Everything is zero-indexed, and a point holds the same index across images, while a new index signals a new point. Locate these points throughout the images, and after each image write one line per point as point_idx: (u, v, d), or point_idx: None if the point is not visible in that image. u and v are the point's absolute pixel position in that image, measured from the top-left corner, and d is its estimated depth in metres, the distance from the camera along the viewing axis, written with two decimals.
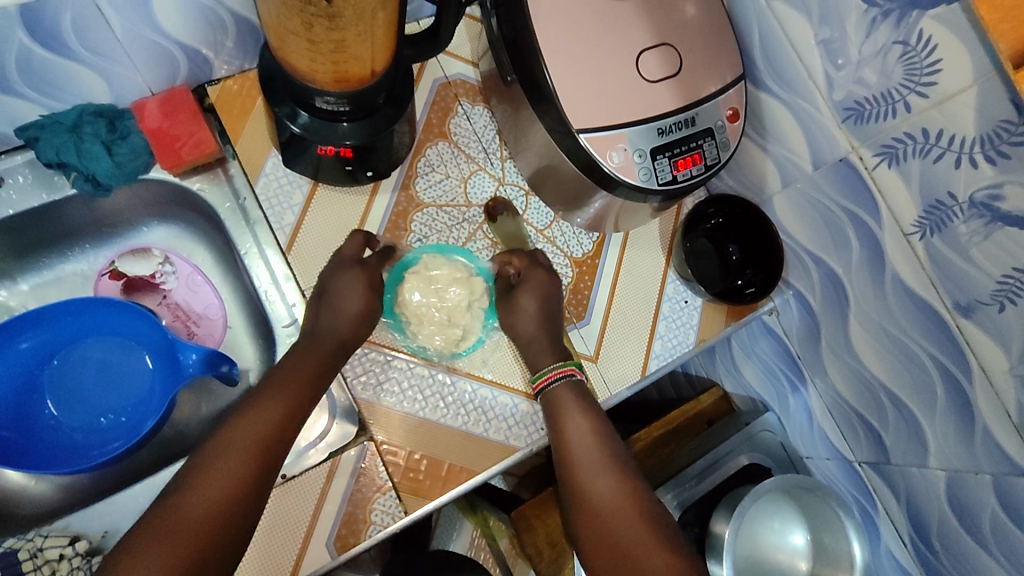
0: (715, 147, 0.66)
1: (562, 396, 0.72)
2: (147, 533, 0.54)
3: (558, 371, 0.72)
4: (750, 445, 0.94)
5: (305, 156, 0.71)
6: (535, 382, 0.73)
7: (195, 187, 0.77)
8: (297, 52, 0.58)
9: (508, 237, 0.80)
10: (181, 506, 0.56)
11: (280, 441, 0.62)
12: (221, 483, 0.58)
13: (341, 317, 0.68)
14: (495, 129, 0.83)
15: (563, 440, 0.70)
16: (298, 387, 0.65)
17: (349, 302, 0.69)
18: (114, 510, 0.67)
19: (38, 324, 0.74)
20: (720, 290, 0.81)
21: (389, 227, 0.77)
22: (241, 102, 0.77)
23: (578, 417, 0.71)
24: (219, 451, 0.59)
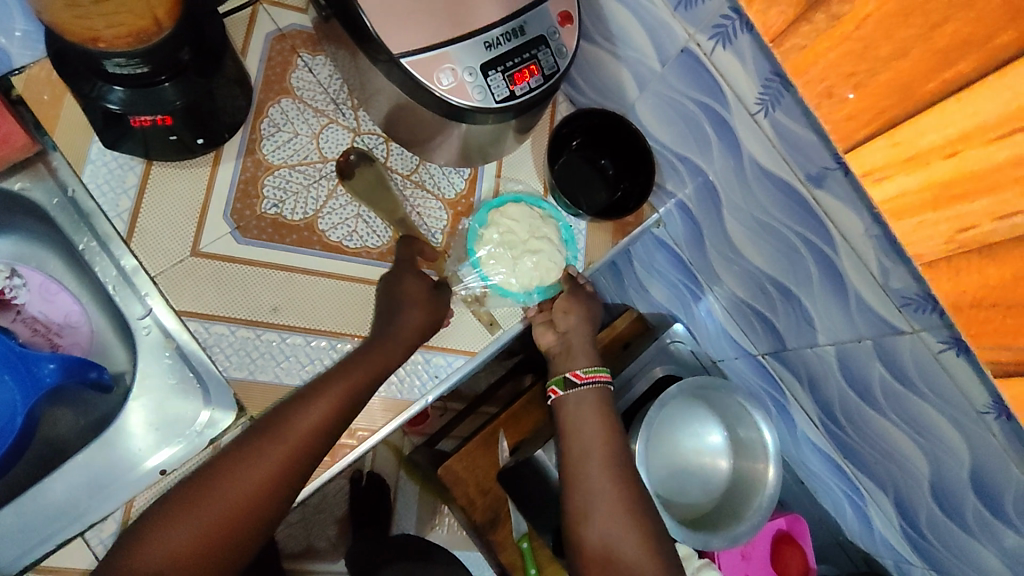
0: (551, 55, 0.64)
1: (589, 398, 0.77)
2: (197, 490, 0.62)
3: (594, 374, 0.78)
4: (659, 362, 0.93)
5: (129, 135, 0.65)
6: (585, 372, 0.78)
7: (17, 187, 0.70)
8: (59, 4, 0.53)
9: (370, 187, 0.76)
10: (204, 499, 0.61)
11: (315, 450, 0.64)
12: (249, 481, 0.62)
13: (399, 316, 0.70)
14: (341, 78, 0.79)
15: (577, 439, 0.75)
16: (355, 384, 0.66)
17: (411, 301, 0.71)
18: None
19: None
20: (603, 206, 0.81)
21: (239, 196, 0.72)
22: (52, 88, 0.70)
23: (595, 420, 0.76)
24: (246, 448, 0.63)
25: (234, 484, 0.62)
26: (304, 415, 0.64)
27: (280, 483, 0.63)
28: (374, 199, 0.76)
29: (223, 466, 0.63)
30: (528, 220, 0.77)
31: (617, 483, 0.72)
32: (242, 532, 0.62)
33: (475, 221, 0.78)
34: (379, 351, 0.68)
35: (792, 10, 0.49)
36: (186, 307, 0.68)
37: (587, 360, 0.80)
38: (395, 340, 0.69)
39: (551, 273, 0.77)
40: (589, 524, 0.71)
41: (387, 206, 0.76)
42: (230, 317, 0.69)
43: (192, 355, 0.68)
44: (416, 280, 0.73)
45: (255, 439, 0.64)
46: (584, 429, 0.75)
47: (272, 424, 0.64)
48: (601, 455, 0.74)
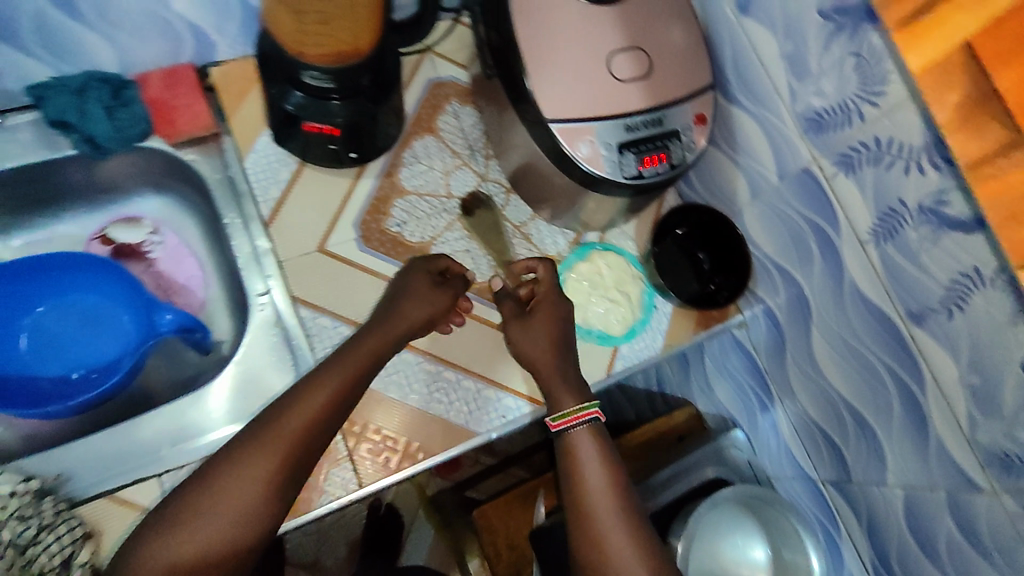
0: (681, 148, 0.69)
1: (578, 440, 0.67)
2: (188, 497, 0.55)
3: (583, 413, 0.67)
4: (710, 464, 0.93)
5: (296, 136, 0.74)
6: (559, 419, 0.67)
7: (188, 159, 0.79)
8: (286, 20, 0.62)
9: (486, 228, 0.82)
10: (198, 504, 0.54)
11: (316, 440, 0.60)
12: (234, 497, 0.55)
13: (401, 306, 0.69)
14: (481, 129, 0.87)
15: (577, 491, 0.64)
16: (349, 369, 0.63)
17: (415, 303, 0.69)
18: (76, 455, 0.68)
19: (25, 280, 0.77)
20: (691, 296, 0.83)
21: (370, 210, 0.80)
22: (241, 83, 0.80)
23: (594, 462, 0.65)
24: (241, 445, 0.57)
25: (221, 501, 0.55)
26: (294, 416, 0.59)
27: (294, 468, 0.58)
28: (487, 239, 0.82)
29: (201, 489, 0.55)
30: (617, 274, 0.84)
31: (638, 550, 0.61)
32: (252, 531, 0.56)
33: (575, 253, 0.84)
34: (364, 347, 0.65)
35: (994, 143, 0.43)
36: (300, 295, 0.75)
37: (571, 399, 0.69)
38: (382, 328, 0.67)
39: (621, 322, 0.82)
40: None
41: (494, 247, 0.82)
42: (336, 314, 0.75)
43: (294, 338, 0.74)
44: (425, 279, 0.72)
45: (236, 449, 0.57)
46: (584, 485, 0.64)
47: (258, 430, 0.58)
48: (605, 509, 0.63)
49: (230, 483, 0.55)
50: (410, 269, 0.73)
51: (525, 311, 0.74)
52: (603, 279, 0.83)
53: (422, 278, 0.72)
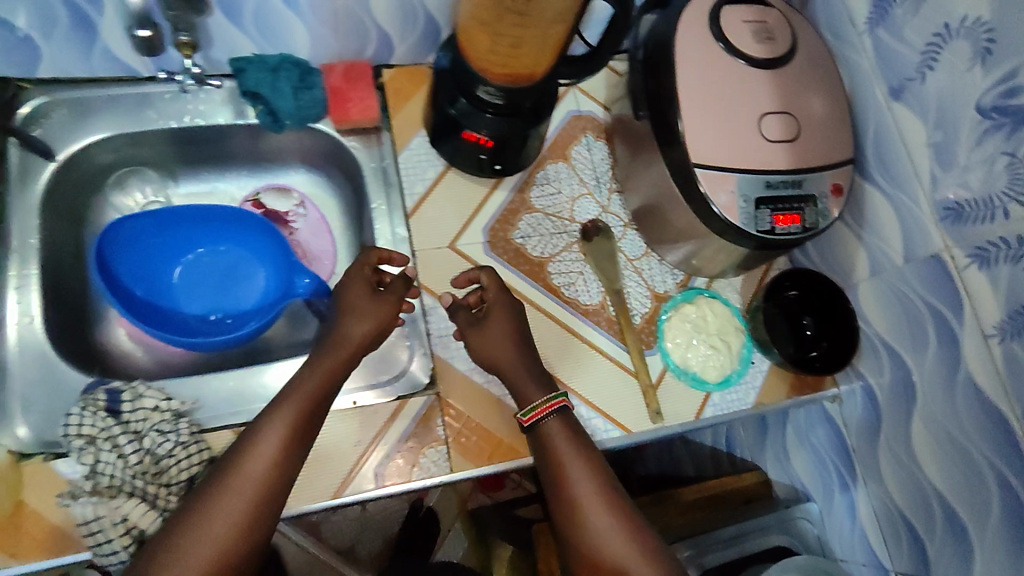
0: (814, 213, 0.72)
1: (551, 429, 0.69)
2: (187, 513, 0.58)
3: (550, 404, 0.70)
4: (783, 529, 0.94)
5: (450, 141, 0.82)
6: (529, 415, 0.70)
7: (350, 145, 0.87)
8: (479, 41, 0.68)
9: (602, 256, 0.86)
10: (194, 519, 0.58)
11: (297, 453, 0.63)
12: (214, 533, 0.57)
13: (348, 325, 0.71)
14: (609, 163, 0.93)
15: (556, 478, 0.67)
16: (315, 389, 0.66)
17: (363, 318, 0.72)
18: (212, 387, 0.74)
19: (188, 226, 0.85)
20: (793, 357, 0.85)
21: (499, 219, 0.86)
22: (407, 87, 0.88)
23: (570, 448, 0.68)
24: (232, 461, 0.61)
25: (201, 536, 0.57)
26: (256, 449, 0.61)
27: (276, 477, 0.61)
28: (602, 266, 0.86)
29: (179, 530, 0.58)
30: (721, 321, 0.86)
31: (617, 526, 0.65)
32: (251, 535, 0.59)
33: (681, 295, 0.87)
34: (315, 377, 0.67)
35: None
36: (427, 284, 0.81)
37: (540, 391, 0.72)
38: (336, 354, 0.69)
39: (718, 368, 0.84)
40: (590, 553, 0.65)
41: (607, 275, 0.85)
42: None
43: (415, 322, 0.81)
44: (364, 292, 0.74)
45: (224, 466, 0.61)
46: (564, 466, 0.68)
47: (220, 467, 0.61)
48: (587, 497, 0.66)
49: (206, 517, 0.58)
50: (351, 278, 0.75)
51: (479, 317, 0.77)
52: (707, 323, 0.86)
53: (370, 292, 0.74)
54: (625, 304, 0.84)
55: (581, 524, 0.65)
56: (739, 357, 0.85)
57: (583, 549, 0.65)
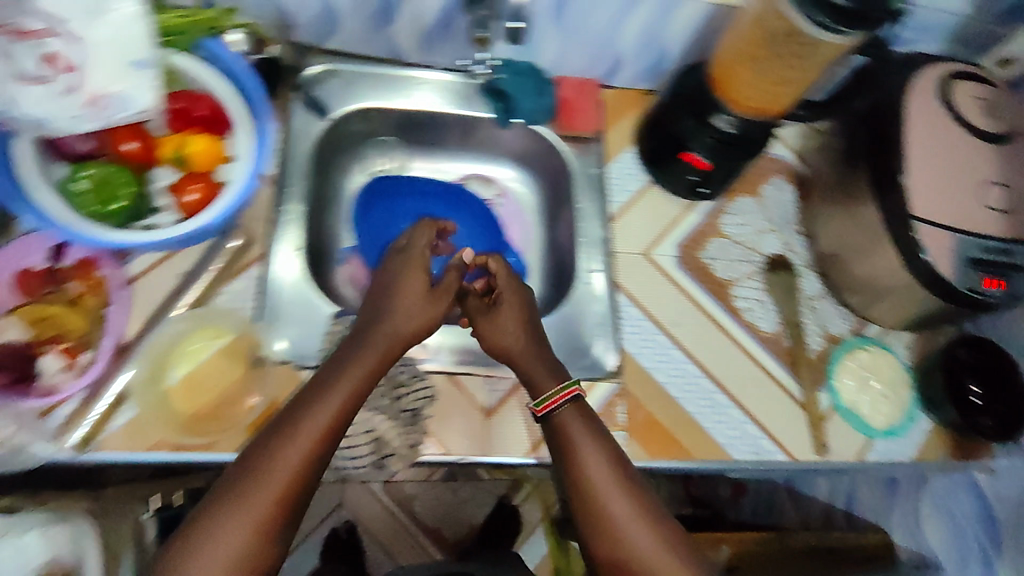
0: (1019, 282, 0.76)
1: (567, 417, 0.71)
2: (215, 500, 0.58)
3: (563, 394, 0.72)
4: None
5: (664, 158, 0.90)
6: (541, 406, 0.72)
7: (563, 150, 0.95)
8: (742, 77, 0.76)
9: (785, 289, 0.92)
10: (224, 506, 0.57)
11: (330, 445, 0.62)
12: (240, 527, 0.56)
13: (394, 304, 0.73)
14: (795, 207, 0.99)
15: (568, 464, 0.69)
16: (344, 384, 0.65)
17: (408, 294, 0.73)
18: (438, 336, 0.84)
19: (427, 197, 0.93)
20: (965, 418, 0.86)
21: (693, 238, 0.93)
22: (622, 106, 0.97)
23: (589, 442, 0.69)
24: (262, 451, 0.60)
25: (227, 528, 0.56)
26: (291, 443, 0.60)
27: (307, 469, 0.60)
28: (783, 298, 0.92)
29: (206, 519, 0.57)
30: (888, 369, 0.90)
31: (637, 514, 0.66)
32: (283, 527, 0.59)
33: (854, 339, 0.91)
34: (356, 372, 0.66)
35: None
36: (623, 284, 0.89)
37: (553, 382, 0.74)
38: (379, 349, 0.69)
39: (886, 415, 0.88)
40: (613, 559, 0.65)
41: (786, 306, 0.91)
42: (647, 311, 0.88)
43: (604, 315, 0.87)
44: (416, 280, 0.75)
45: (251, 458, 0.60)
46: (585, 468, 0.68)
47: (249, 456, 0.60)
48: (609, 495, 0.66)
49: (234, 512, 0.57)
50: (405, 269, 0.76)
51: (491, 305, 0.81)
52: (879, 370, 0.90)
53: (414, 276, 0.75)
54: (803, 335, 0.90)
55: (602, 513, 0.66)
56: (904, 407, 0.89)
57: (615, 553, 0.65)
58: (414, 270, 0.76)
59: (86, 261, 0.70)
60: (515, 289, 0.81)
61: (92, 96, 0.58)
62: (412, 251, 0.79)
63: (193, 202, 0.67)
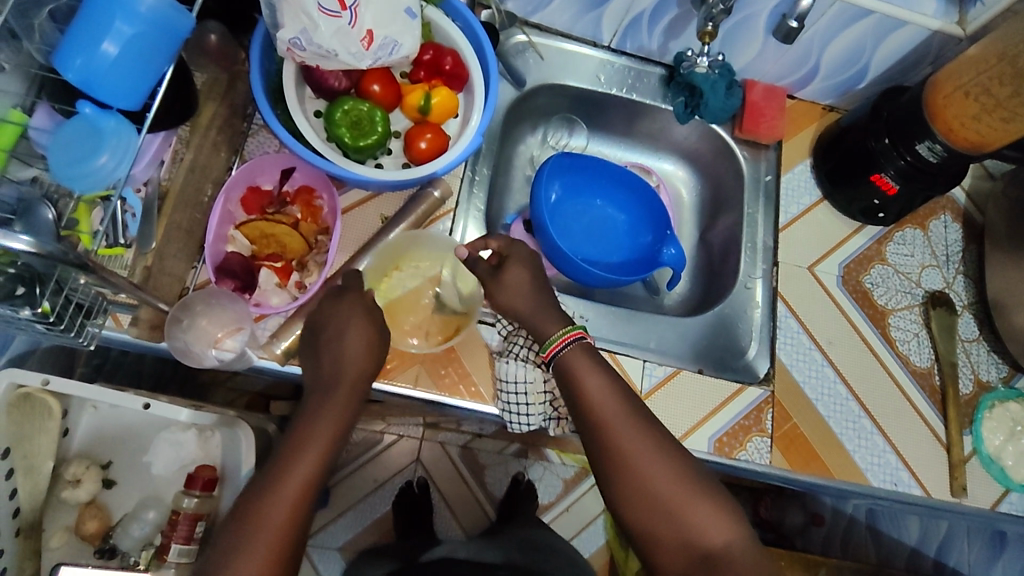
0: None
1: (575, 357, 0.69)
2: (237, 522, 0.58)
3: (568, 335, 0.70)
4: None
5: (848, 178, 0.90)
6: (547, 350, 0.70)
7: (740, 154, 0.97)
8: (963, 109, 0.76)
9: (945, 327, 0.90)
10: (243, 528, 0.58)
11: (332, 455, 0.63)
12: (252, 555, 0.57)
13: (345, 340, 0.65)
14: (961, 246, 0.97)
15: (582, 404, 0.67)
16: (334, 402, 0.64)
17: (352, 342, 0.65)
18: (602, 314, 0.88)
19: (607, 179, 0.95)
20: None
21: (857, 260, 0.93)
22: (802, 119, 0.98)
23: (592, 377, 0.68)
24: (275, 471, 0.60)
25: (277, 488, 0.59)
26: (324, 413, 0.63)
27: (310, 485, 0.60)
28: (942, 334, 0.90)
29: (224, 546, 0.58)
30: None
31: (654, 452, 0.64)
32: (293, 549, 0.59)
33: (1005, 389, 0.90)
34: (336, 406, 0.63)
35: None
36: (784, 293, 0.89)
37: (558, 325, 0.71)
38: (348, 396, 0.64)
39: None
40: (637, 504, 0.63)
41: (945, 344, 0.89)
42: (803, 324, 0.88)
43: (764, 321, 0.89)
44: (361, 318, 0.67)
45: (261, 481, 0.60)
46: (591, 402, 0.67)
47: (297, 426, 0.63)
48: (625, 440, 0.65)
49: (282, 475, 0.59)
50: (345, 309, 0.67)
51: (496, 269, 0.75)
52: None
53: (359, 311, 0.67)
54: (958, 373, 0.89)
55: (618, 450, 0.65)
56: None
57: (637, 497, 0.63)
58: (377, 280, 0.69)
59: (307, 188, 0.77)
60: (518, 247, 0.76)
61: (368, 34, 0.63)
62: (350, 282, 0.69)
63: (423, 149, 0.72)
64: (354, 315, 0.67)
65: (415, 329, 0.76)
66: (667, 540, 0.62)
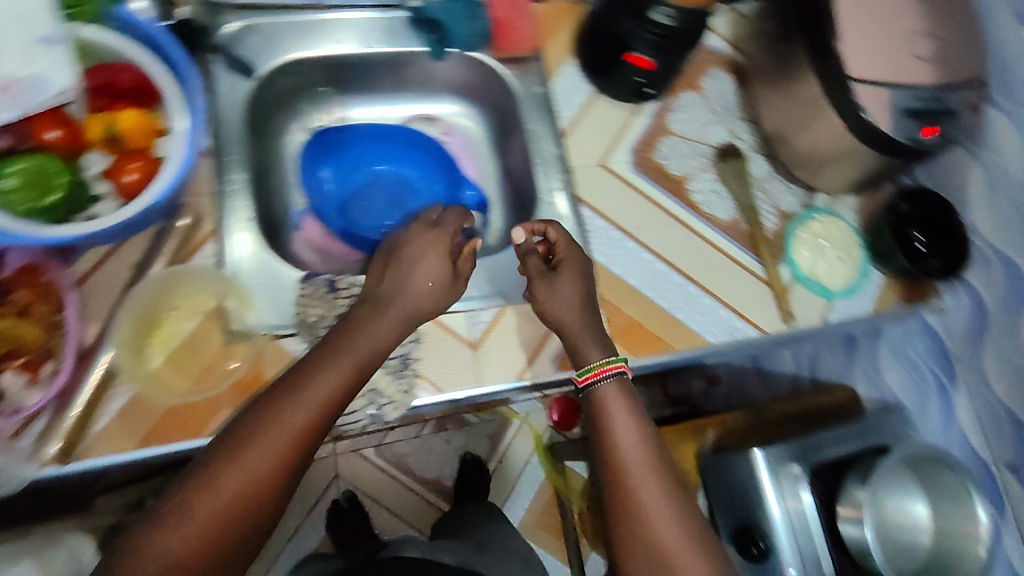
0: (951, 125, 0.80)
1: (609, 391, 0.73)
2: (205, 474, 0.58)
3: (611, 367, 0.73)
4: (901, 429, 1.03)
5: (608, 65, 0.89)
6: (584, 376, 0.74)
7: (505, 75, 0.93)
8: None
9: (735, 175, 0.94)
10: (214, 476, 0.57)
11: (330, 416, 0.62)
12: (220, 499, 0.56)
13: (406, 277, 0.71)
14: (736, 95, 1.00)
15: (604, 433, 0.72)
16: (350, 358, 0.64)
17: (423, 271, 0.72)
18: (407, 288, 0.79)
19: (337, 143, 0.89)
20: (909, 264, 0.92)
21: (643, 140, 0.94)
22: (556, 19, 0.94)
23: (620, 415, 0.72)
24: (267, 420, 0.60)
25: (272, 436, 0.59)
26: (336, 362, 0.63)
27: (303, 442, 0.60)
28: (736, 183, 0.94)
29: (195, 488, 0.57)
30: (833, 231, 0.94)
31: (658, 498, 0.69)
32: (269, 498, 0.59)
33: (805, 212, 0.95)
34: (358, 352, 0.65)
35: None
36: (585, 196, 0.89)
37: (598, 353, 0.75)
38: (374, 338, 0.66)
39: (842, 277, 0.93)
40: (635, 546, 0.69)
41: (740, 190, 0.94)
42: (611, 219, 0.89)
43: (574, 230, 0.88)
44: (436, 258, 0.74)
45: (251, 428, 0.59)
46: (610, 437, 0.71)
47: (306, 367, 0.64)
48: (636, 481, 0.69)
49: (282, 419, 0.60)
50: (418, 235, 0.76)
51: (549, 268, 0.81)
52: (830, 235, 0.94)
53: (435, 241, 0.76)
54: (757, 217, 0.93)
55: (624, 485, 0.70)
56: (857, 263, 0.94)
57: (637, 543, 0.69)
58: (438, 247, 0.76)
59: (27, 268, 0.67)
60: (575, 259, 0.80)
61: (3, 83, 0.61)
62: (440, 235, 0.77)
63: (134, 182, 0.68)
64: (433, 245, 0.75)
65: (205, 371, 0.69)
66: None
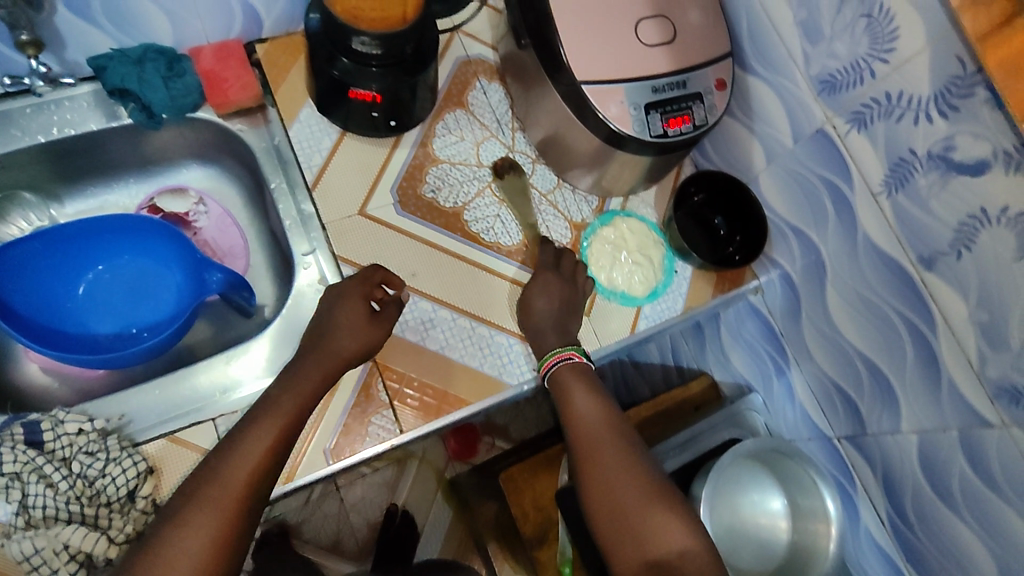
0: (703, 109, 0.74)
1: (563, 376, 0.75)
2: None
3: (562, 354, 0.75)
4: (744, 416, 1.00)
5: (341, 104, 0.79)
6: (541, 365, 0.76)
7: (237, 129, 0.83)
8: None
9: (513, 193, 0.87)
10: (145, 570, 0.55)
11: (262, 485, 0.62)
12: None
13: (336, 319, 0.72)
14: (508, 104, 0.91)
15: (568, 418, 0.73)
16: (281, 420, 0.65)
17: (344, 315, 0.72)
18: (143, 401, 0.71)
19: (9, 316, 0.73)
20: (713, 259, 0.87)
21: (407, 176, 0.84)
22: (287, 58, 0.84)
23: (581, 393, 0.74)
24: (190, 500, 0.59)
25: (195, 518, 0.57)
26: (262, 422, 0.64)
27: (230, 524, 0.59)
28: (515, 203, 0.87)
29: None
30: (626, 234, 0.88)
31: (624, 465, 0.69)
32: None
33: (598, 219, 0.89)
34: (286, 404, 0.66)
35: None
36: (345, 255, 0.80)
37: (554, 339, 0.77)
38: (305, 384, 0.68)
39: (647, 279, 0.86)
40: (602, 506, 0.68)
41: (522, 212, 0.87)
42: None
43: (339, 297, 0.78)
44: (358, 305, 0.73)
45: (174, 515, 0.58)
46: (572, 411, 0.73)
47: (234, 434, 0.63)
48: (597, 443, 0.71)
49: (205, 498, 0.58)
50: (342, 297, 0.74)
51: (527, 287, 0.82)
52: (626, 241, 0.88)
53: (355, 304, 0.73)
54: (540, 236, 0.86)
55: (592, 462, 0.70)
56: (661, 261, 0.88)
57: (606, 505, 0.67)
58: (352, 297, 0.73)
59: None
60: (551, 274, 0.81)
61: None
62: (364, 274, 0.75)
63: None
64: (353, 300, 0.73)
65: None
66: (627, 549, 0.65)
